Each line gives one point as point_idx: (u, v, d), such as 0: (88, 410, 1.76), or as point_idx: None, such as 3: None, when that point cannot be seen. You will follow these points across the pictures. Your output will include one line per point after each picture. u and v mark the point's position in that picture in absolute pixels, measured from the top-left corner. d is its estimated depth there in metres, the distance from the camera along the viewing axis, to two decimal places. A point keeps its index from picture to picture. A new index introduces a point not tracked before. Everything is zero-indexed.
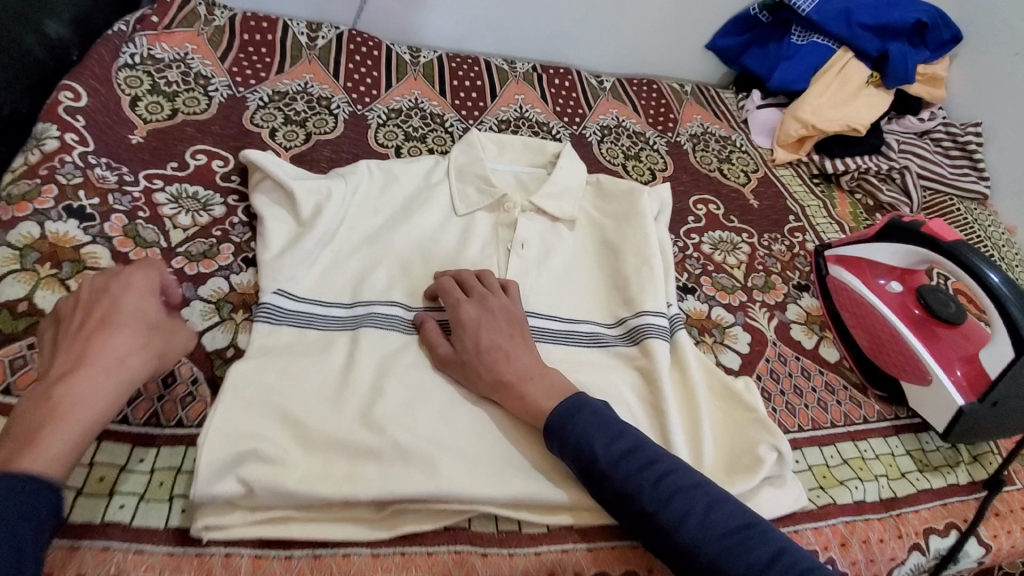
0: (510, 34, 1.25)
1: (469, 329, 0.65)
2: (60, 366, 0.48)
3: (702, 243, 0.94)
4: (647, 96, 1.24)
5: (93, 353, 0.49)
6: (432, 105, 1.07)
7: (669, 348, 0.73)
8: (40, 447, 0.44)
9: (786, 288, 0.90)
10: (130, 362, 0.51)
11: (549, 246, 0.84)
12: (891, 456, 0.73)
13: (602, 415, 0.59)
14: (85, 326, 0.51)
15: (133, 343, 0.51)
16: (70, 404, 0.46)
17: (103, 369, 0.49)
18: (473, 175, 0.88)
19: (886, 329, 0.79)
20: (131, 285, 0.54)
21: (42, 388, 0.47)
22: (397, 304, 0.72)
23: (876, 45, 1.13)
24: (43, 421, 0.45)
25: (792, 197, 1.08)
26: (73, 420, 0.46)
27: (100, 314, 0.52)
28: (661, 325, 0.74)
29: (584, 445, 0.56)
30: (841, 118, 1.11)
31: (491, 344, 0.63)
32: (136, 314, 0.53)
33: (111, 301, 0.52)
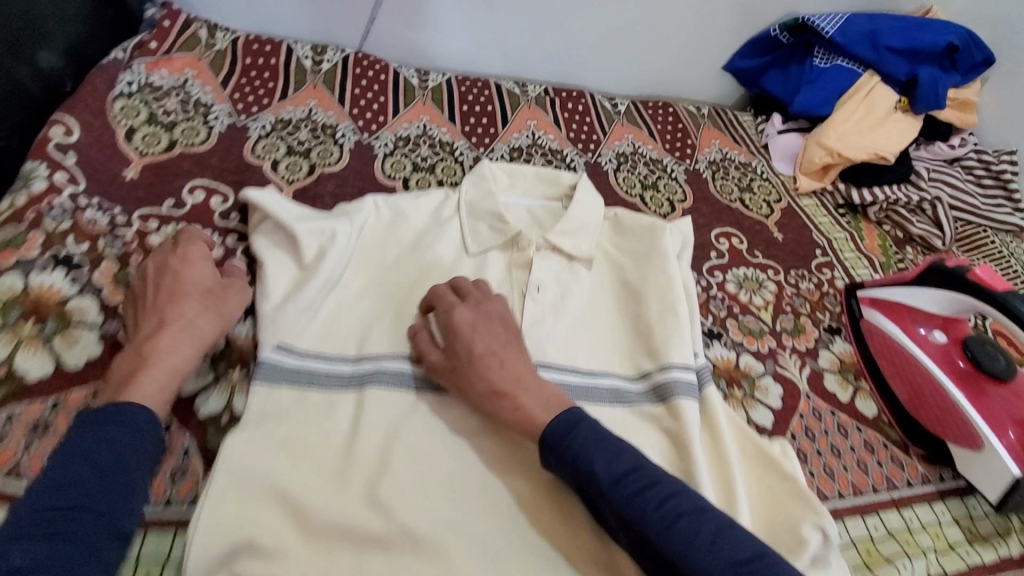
0: (523, 55, 1.20)
1: (463, 333, 0.63)
2: (145, 331, 0.58)
3: (726, 282, 0.89)
4: (664, 120, 1.19)
5: (171, 314, 0.59)
6: (441, 132, 1.03)
7: (698, 407, 0.69)
8: (139, 385, 0.53)
9: (817, 331, 0.86)
10: (199, 324, 0.60)
11: (566, 287, 0.79)
12: (938, 527, 0.69)
13: (603, 432, 0.56)
14: (160, 294, 0.60)
15: (200, 307, 0.61)
16: (157, 356, 0.55)
17: (178, 329, 0.58)
18: (484, 211, 0.83)
19: (930, 385, 0.75)
20: (189, 258, 0.64)
21: (135, 348, 0.56)
22: (403, 357, 0.67)
23: (904, 69, 1.08)
24: (139, 367, 0.54)
25: (817, 229, 1.03)
26: (164, 364, 0.55)
27: (170, 284, 0.61)
28: (689, 380, 0.70)
29: (582, 464, 0.53)
30: (868, 146, 1.06)
31: (487, 361, 0.62)
32: (199, 283, 0.63)
33: (173, 275, 0.62)
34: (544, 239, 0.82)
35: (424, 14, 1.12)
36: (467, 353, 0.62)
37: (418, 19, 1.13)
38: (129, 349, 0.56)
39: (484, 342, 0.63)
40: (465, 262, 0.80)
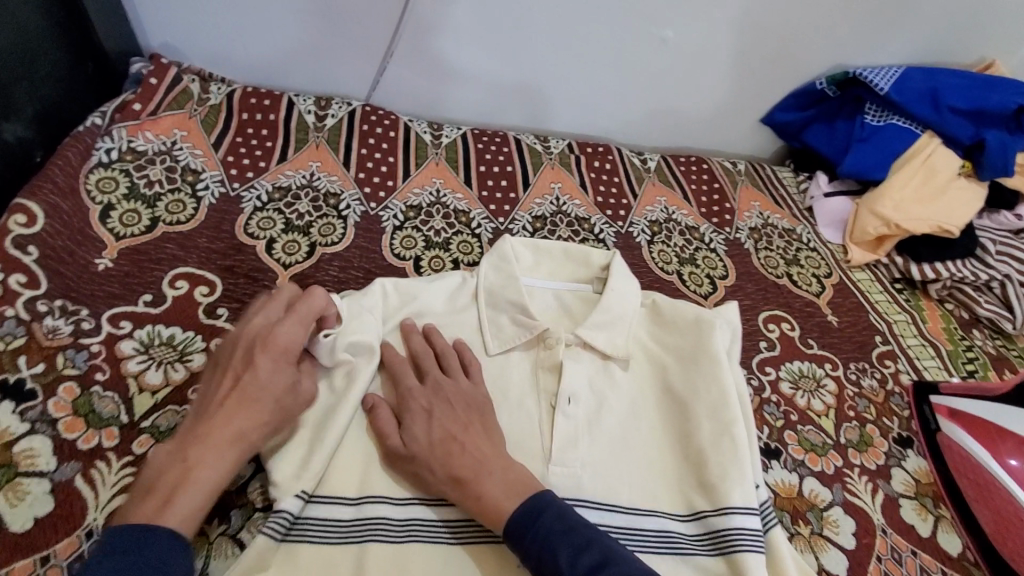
0: (544, 106, 1.11)
1: (421, 418, 0.60)
2: (202, 426, 0.53)
3: (780, 380, 0.78)
4: (698, 178, 1.08)
5: (226, 416, 0.53)
6: (457, 198, 0.93)
7: (765, 560, 0.58)
8: (173, 503, 0.48)
9: (886, 444, 0.74)
10: (250, 435, 0.53)
11: (601, 396, 0.69)
12: None
13: (569, 522, 0.54)
14: (230, 384, 0.55)
15: (259, 414, 0.54)
16: (199, 470, 0.50)
17: (227, 439, 0.52)
18: (507, 302, 0.72)
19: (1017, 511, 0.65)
20: (276, 347, 0.57)
21: (186, 443, 0.52)
22: (424, 500, 0.59)
23: (969, 131, 0.99)
24: (179, 479, 0.49)
25: (874, 309, 0.92)
26: (204, 484, 0.50)
27: (242, 376, 0.55)
28: (755, 528, 0.59)
29: (547, 561, 0.51)
30: (930, 219, 0.96)
31: (461, 462, 0.57)
32: (270, 384, 0.55)
33: (254, 365, 0.55)
34: (574, 336, 0.71)
35: (438, 63, 1.03)
36: (439, 443, 0.58)
37: (432, 69, 1.03)
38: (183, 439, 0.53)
39: (457, 438, 0.59)
40: (485, 365, 0.70)
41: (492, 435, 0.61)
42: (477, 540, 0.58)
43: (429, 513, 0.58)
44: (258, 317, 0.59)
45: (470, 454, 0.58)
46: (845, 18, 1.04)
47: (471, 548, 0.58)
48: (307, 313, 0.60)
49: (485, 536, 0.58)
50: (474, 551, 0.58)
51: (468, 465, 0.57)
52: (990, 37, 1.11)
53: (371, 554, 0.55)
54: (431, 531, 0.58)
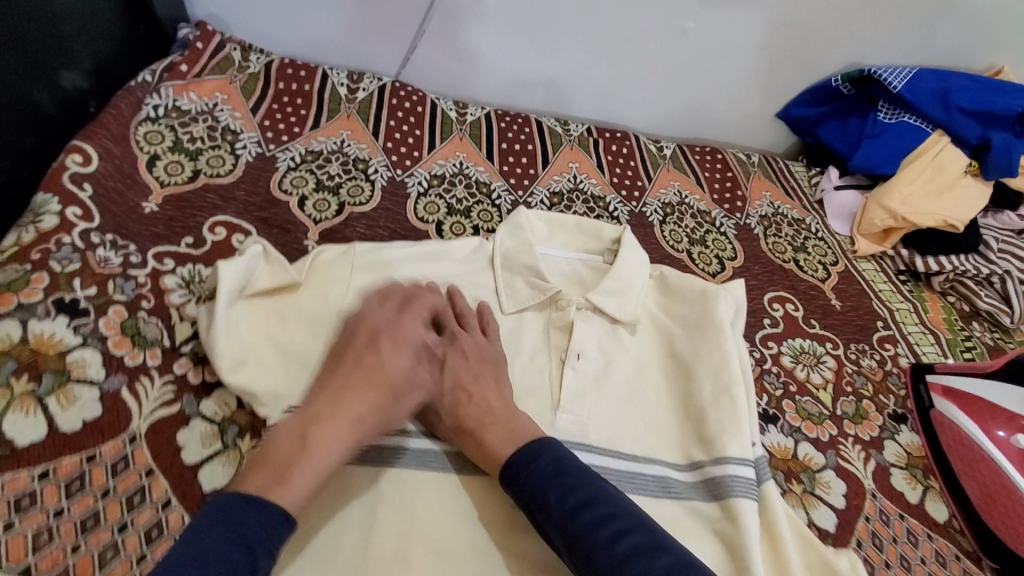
0: (566, 92, 1.15)
1: (435, 367, 0.65)
2: (319, 406, 0.56)
3: (781, 354, 0.81)
4: (711, 167, 1.12)
5: (348, 400, 0.56)
6: (479, 171, 0.97)
7: (758, 508, 0.61)
8: (294, 476, 0.51)
9: (881, 418, 0.77)
10: (367, 420, 0.57)
11: (609, 356, 0.72)
12: None
13: (562, 466, 0.57)
14: (357, 368, 0.59)
15: (374, 401, 0.58)
16: (322, 447, 0.53)
17: (347, 422, 0.55)
18: (522, 266, 0.76)
19: (998, 481, 0.69)
20: (398, 339, 0.62)
21: (306, 420, 0.55)
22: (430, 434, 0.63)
23: (977, 131, 1.02)
24: (298, 454, 0.52)
25: (877, 297, 0.95)
26: (320, 462, 0.53)
27: (368, 363, 0.60)
28: (748, 477, 0.62)
29: (541, 499, 0.55)
30: (938, 212, 0.99)
31: (467, 410, 0.62)
32: (390, 372, 0.60)
33: (373, 355, 0.60)
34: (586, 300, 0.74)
35: (467, 45, 1.07)
36: (448, 390, 0.64)
37: (460, 50, 1.08)
38: (299, 418, 0.55)
39: (466, 387, 0.64)
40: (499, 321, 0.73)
41: (502, 385, 0.65)
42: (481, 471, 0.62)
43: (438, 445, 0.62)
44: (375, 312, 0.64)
45: (478, 404, 0.62)
46: (864, 18, 1.07)
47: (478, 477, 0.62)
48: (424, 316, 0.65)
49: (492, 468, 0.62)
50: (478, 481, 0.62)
51: (473, 415, 0.61)
52: (1004, 43, 1.14)
53: (387, 476, 0.59)
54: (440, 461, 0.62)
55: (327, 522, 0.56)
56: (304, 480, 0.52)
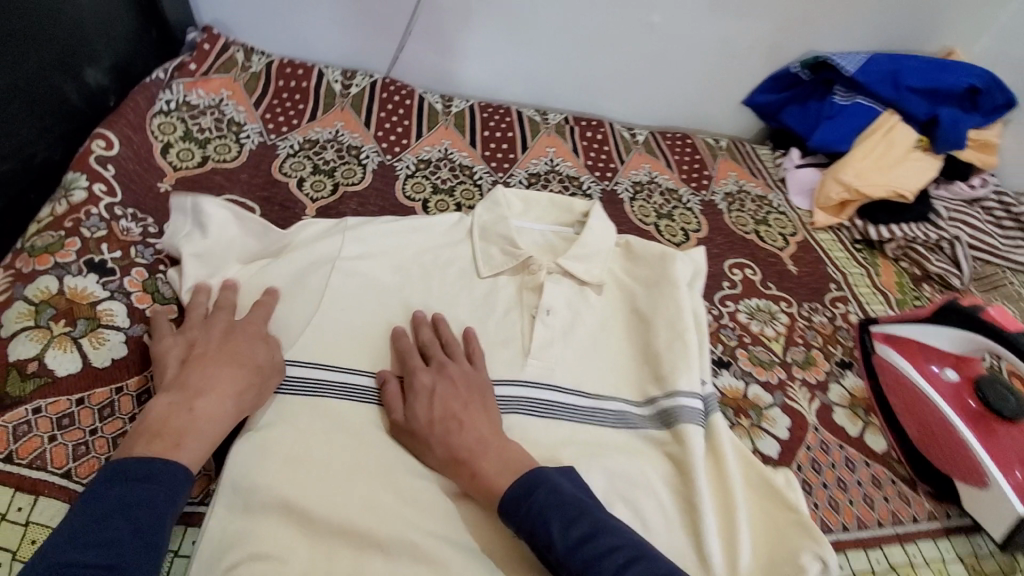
0: (545, 84, 1.24)
1: (423, 398, 0.64)
2: (191, 386, 0.59)
3: (738, 311, 0.89)
4: (681, 151, 1.20)
5: (214, 379, 0.59)
6: (462, 156, 1.06)
7: (703, 434, 0.68)
8: (184, 445, 0.55)
9: (827, 365, 0.85)
10: (246, 394, 0.60)
11: (576, 311, 0.80)
12: (941, 563, 0.68)
13: (562, 498, 0.55)
14: (218, 351, 0.62)
15: (247, 373, 0.61)
16: (204, 417, 0.57)
17: (227, 394, 0.59)
18: (497, 235, 0.84)
19: (935, 419, 0.74)
20: (252, 329, 0.66)
21: (182, 399, 0.57)
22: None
23: (925, 109, 1.09)
24: (184, 427, 0.56)
25: (833, 263, 1.03)
26: (208, 430, 0.56)
27: (225, 350, 0.62)
28: (695, 407, 0.70)
29: (545, 536, 0.53)
30: (887, 184, 1.06)
31: (459, 440, 0.61)
32: (250, 356, 0.63)
33: (238, 337, 0.64)
34: (555, 264, 0.82)
35: (451, 43, 1.16)
36: (438, 420, 0.62)
37: (446, 48, 1.17)
38: (176, 395, 0.58)
39: (456, 416, 0.63)
40: (477, 283, 0.81)
41: (491, 415, 0.64)
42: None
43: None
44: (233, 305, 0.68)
45: (468, 432, 0.61)
46: (817, 9, 1.15)
47: None
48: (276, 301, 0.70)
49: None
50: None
51: (465, 445, 0.60)
52: (953, 28, 1.22)
53: (371, 409, 0.66)
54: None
55: (318, 444, 0.62)
56: (199, 447, 0.56)
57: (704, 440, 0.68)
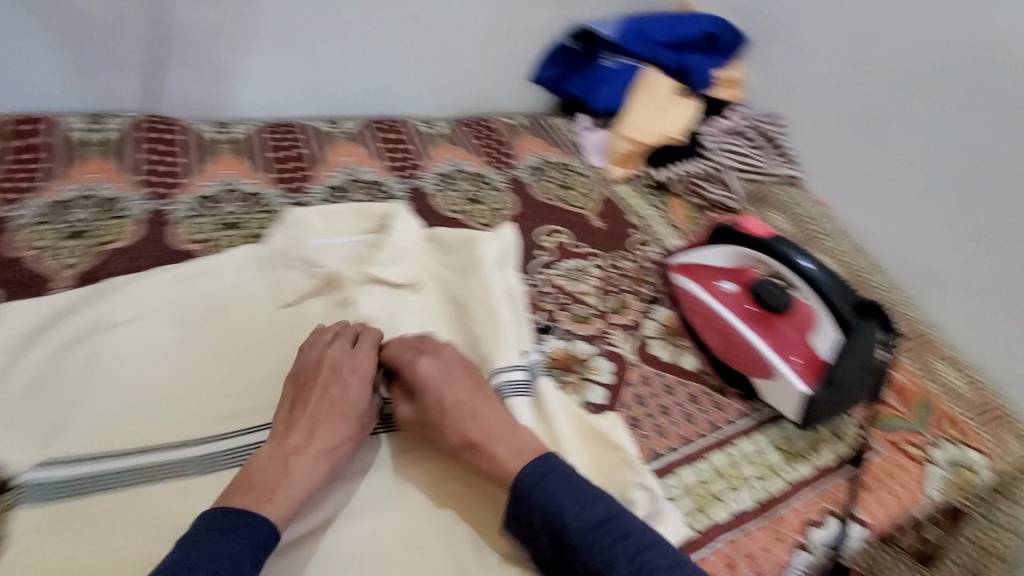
0: (330, 94, 1.21)
1: (426, 390, 0.67)
2: (294, 439, 0.63)
3: (555, 276, 0.93)
4: (484, 135, 1.24)
5: (320, 432, 0.64)
6: (250, 184, 0.98)
7: (532, 404, 0.71)
8: (275, 499, 0.58)
9: (638, 305, 0.92)
10: (338, 449, 0.64)
11: (391, 315, 0.79)
12: (759, 454, 0.74)
13: (577, 486, 0.60)
14: (322, 401, 0.66)
15: (343, 429, 0.65)
16: (298, 473, 0.61)
17: (322, 452, 0.63)
18: (293, 259, 0.80)
19: (727, 330, 0.81)
20: (360, 370, 0.69)
21: (282, 452, 0.62)
22: (228, 434, 0.66)
23: (673, 58, 1.24)
24: (280, 480, 0.59)
25: (631, 211, 1.12)
26: (298, 485, 0.60)
27: (333, 397, 0.66)
28: (519, 378, 0.72)
29: (561, 517, 0.58)
30: (657, 130, 1.19)
31: (472, 426, 0.65)
32: (352, 403, 0.66)
33: (342, 383, 0.67)
34: (363, 275, 0.80)
35: (220, 66, 1.11)
36: (445, 409, 0.66)
37: (216, 72, 1.11)
38: (277, 446, 0.63)
39: (467, 405, 0.66)
40: (276, 314, 0.77)
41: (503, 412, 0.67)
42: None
43: (239, 441, 0.66)
44: (325, 344, 0.70)
45: (480, 418, 0.65)
46: None
47: None
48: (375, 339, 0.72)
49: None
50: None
51: (479, 428, 0.64)
52: None
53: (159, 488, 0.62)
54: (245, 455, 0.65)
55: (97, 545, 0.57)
56: (286, 502, 0.59)
57: (533, 409, 0.71)
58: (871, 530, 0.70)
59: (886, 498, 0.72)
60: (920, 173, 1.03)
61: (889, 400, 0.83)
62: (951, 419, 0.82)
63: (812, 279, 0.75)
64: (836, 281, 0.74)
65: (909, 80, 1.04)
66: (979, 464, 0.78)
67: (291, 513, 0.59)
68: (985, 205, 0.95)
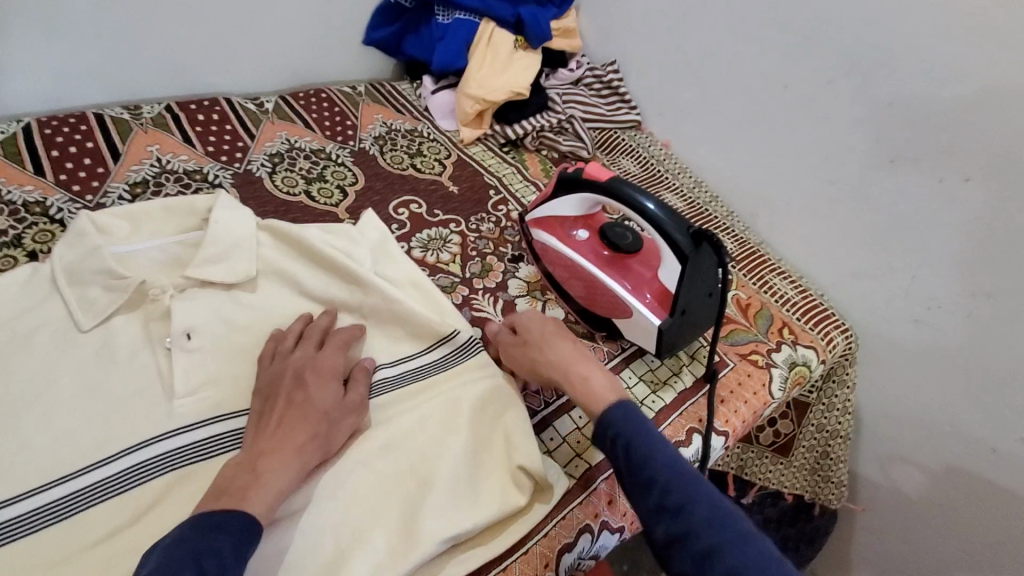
0: (128, 75, 1.04)
1: (536, 319, 0.73)
2: (262, 441, 0.58)
3: (412, 249, 0.90)
4: (318, 107, 1.13)
5: (291, 430, 0.59)
6: (26, 191, 0.83)
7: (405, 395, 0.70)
8: (250, 498, 0.54)
9: (502, 265, 0.91)
10: (310, 445, 0.59)
11: (229, 319, 0.71)
12: (627, 390, 0.77)
13: (651, 431, 0.60)
14: (287, 406, 0.61)
15: (314, 426, 0.60)
16: (269, 472, 0.56)
17: (291, 449, 0.58)
18: (93, 272, 0.69)
19: (587, 277, 0.81)
20: (324, 372, 0.65)
21: (250, 457, 0.57)
22: (47, 486, 0.56)
23: (510, 11, 1.19)
24: (248, 483, 0.55)
25: (487, 170, 1.10)
26: (269, 485, 0.55)
27: (298, 397, 0.61)
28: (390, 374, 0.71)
29: (647, 453, 0.58)
30: (505, 86, 1.15)
31: (563, 350, 0.69)
32: (322, 400, 0.62)
33: (312, 380, 0.63)
34: (184, 279, 0.72)
35: None
36: (546, 335, 0.71)
37: None
38: (244, 455, 0.57)
39: (567, 337, 0.72)
40: (80, 340, 0.66)
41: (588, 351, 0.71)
42: (132, 485, 0.58)
43: (65, 489, 0.56)
44: (294, 350, 0.67)
45: (575, 351, 0.69)
46: None
47: (89, 512, 0.56)
48: (341, 340, 0.70)
49: (150, 469, 0.59)
50: (129, 498, 0.57)
51: (572, 354, 0.68)
52: None
53: None
54: (77, 501, 0.56)
55: None
56: (262, 500, 0.54)
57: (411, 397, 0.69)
58: (728, 437, 0.75)
59: (740, 404, 0.78)
60: (743, 107, 1.10)
61: (735, 316, 0.90)
62: (785, 324, 0.92)
63: (650, 217, 0.74)
64: (675, 216, 0.74)
65: (731, 16, 1.07)
66: (810, 359, 0.88)
67: (273, 508, 0.54)
68: (795, 131, 1.03)
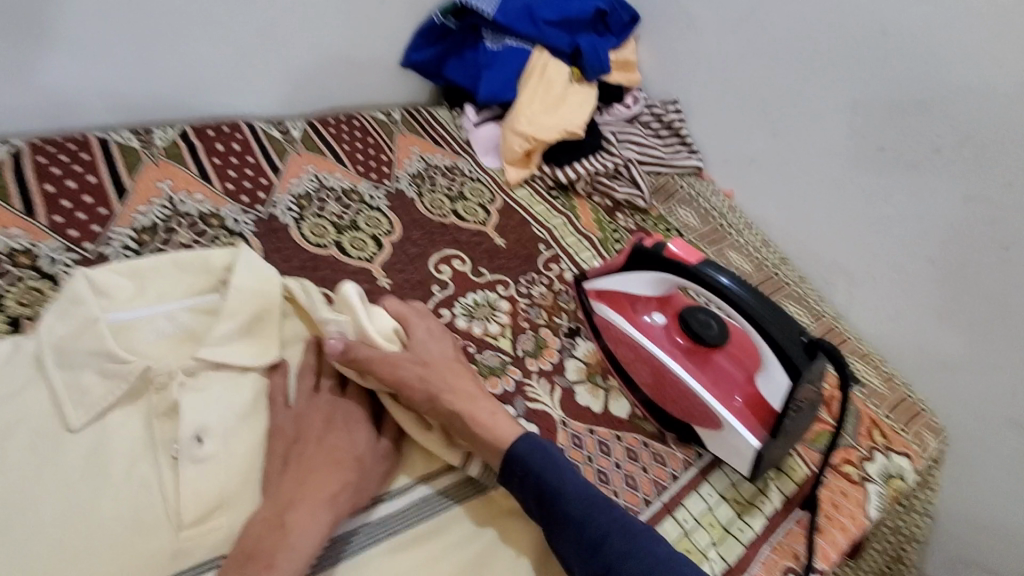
0: (140, 94, 0.93)
1: (425, 339, 0.64)
2: (289, 491, 0.52)
3: (456, 317, 0.78)
4: (350, 137, 1.01)
5: (321, 478, 0.53)
6: (13, 234, 0.71)
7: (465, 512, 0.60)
8: (278, 564, 0.48)
9: (558, 341, 0.80)
10: (341, 495, 0.54)
11: (248, 415, 0.59)
12: (709, 514, 0.67)
13: (562, 461, 0.58)
14: (318, 450, 0.56)
15: (344, 472, 0.55)
16: (298, 528, 0.50)
17: (322, 500, 0.52)
18: (88, 354, 0.58)
19: (664, 374, 0.70)
20: (354, 412, 0.60)
21: (278, 509, 0.51)
22: None
23: (566, 40, 1.08)
24: (277, 542, 0.49)
25: (536, 220, 0.98)
26: (299, 546, 0.49)
27: (330, 439, 0.56)
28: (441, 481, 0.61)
29: (561, 484, 0.56)
30: (557, 125, 1.03)
31: (457, 382, 0.61)
32: (354, 445, 0.57)
33: (338, 424, 0.58)
34: (195, 361, 0.60)
35: None
36: (435, 362, 0.61)
37: None
38: (269, 506, 0.52)
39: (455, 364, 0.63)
40: (69, 443, 0.55)
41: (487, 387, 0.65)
42: None
43: None
44: (321, 391, 0.61)
45: (466, 382, 0.62)
46: None
47: None
48: None
49: None
50: None
51: (467, 388, 0.61)
52: None
53: None
54: None
55: None
56: (292, 565, 0.49)
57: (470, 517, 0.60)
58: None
59: (839, 534, 0.68)
60: (825, 166, 0.98)
61: (823, 416, 0.79)
62: (875, 424, 0.81)
63: (734, 300, 0.63)
64: (757, 297, 0.63)
65: (818, 63, 0.96)
66: (906, 468, 0.78)
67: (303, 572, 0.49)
68: (889, 197, 0.92)
